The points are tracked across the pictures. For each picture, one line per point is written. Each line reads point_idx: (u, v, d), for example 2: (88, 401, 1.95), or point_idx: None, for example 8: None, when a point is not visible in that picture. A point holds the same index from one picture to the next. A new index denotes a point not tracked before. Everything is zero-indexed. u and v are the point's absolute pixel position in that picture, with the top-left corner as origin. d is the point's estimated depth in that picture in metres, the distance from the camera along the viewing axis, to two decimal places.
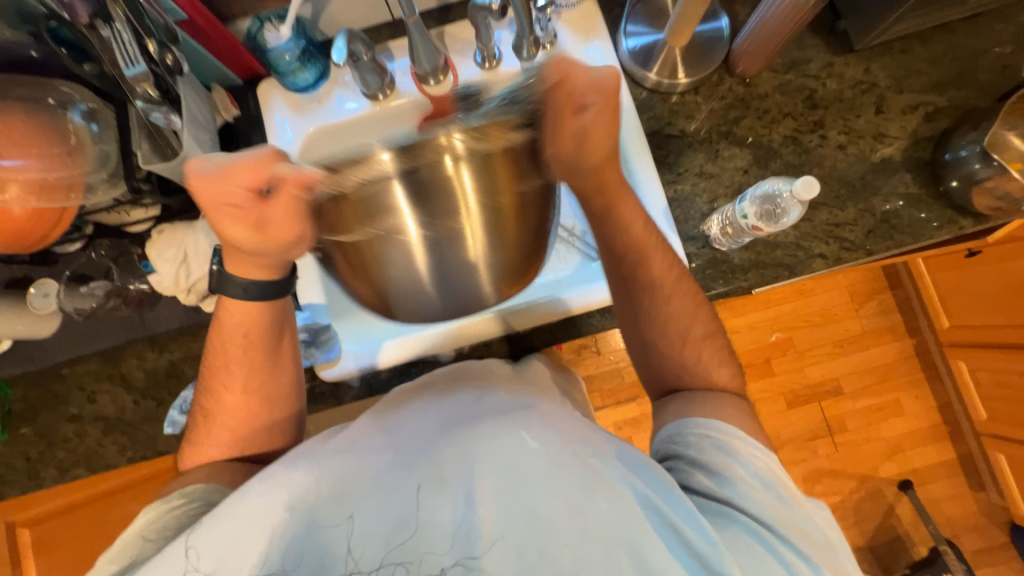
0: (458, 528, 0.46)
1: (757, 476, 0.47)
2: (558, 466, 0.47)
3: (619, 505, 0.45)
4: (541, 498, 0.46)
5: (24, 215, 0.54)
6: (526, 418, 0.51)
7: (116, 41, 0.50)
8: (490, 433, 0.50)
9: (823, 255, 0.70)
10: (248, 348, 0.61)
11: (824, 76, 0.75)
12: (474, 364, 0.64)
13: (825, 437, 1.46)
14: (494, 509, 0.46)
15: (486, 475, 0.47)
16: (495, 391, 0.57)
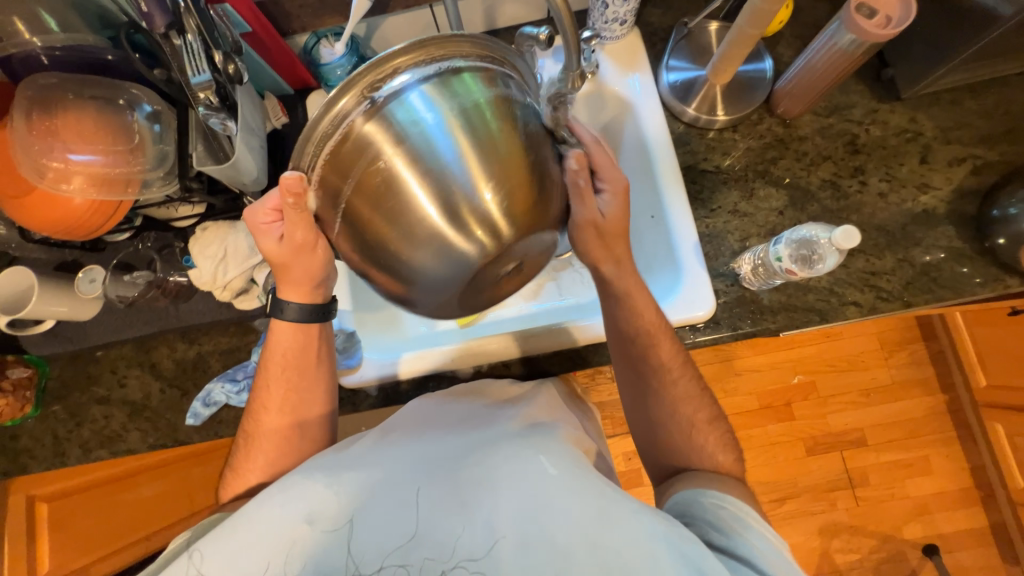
0: (476, 548, 0.47)
1: (771, 548, 0.47)
2: (576, 494, 0.48)
3: (636, 539, 0.45)
4: (557, 525, 0.47)
5: (83, 206, 0.58)
6: (543, 444, 0.53)
7: (187, 50, 0.54)
8: (510, 457, 0.51)
9: (858, 303, 0.68)
10: (286, 374, 0.62)
11: (867, 122, 0.74)
12: (491, 385, 0.65)
13: (846, 489, 1.39)
14: (512, 532, 0.47)
15: (506, 500, 0.48)
16: (511, 414, 0.58)
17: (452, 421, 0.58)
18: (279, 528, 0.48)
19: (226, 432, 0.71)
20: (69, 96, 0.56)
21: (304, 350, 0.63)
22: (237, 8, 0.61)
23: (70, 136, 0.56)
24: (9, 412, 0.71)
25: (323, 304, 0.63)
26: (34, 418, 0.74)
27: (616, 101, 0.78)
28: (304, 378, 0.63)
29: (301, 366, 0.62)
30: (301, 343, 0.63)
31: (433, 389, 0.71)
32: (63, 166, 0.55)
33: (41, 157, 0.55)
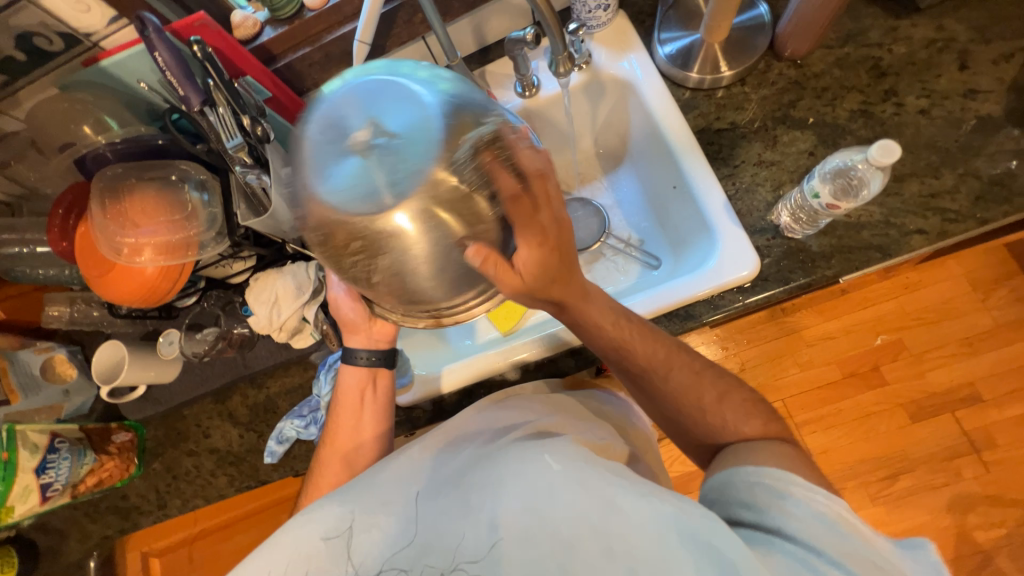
0: (475, 546, 0.43)
1: (816, 517, 0.39)
2: (586, 484, 0.43)
3: (646, 522, 0.40)
4: (566, 516, 0.42)
5: (154, 274, 0.65)
6: (555, 442, 0.49)
7: (219, 123, 0.61)
8: (518, 455, 0.48)
9: (922, 231, 0.62)
10: (347, 424, 0.64)
11: (888, 42, 0.69)
12: (517, 398, 0.61)
13: (967, 455, 1.22)
14: (516, 531, 0.42)
15: (512, 496, 0.44)
16: (526, 421, 0.56)
17: (466, 435, 0.56)
18: (308, 541, 0.47)
19: (301, 467, 0.75)
20: (132, 180, 0.65)
21: (361, 400, 0.65)
22: (257, 77, 0.69)
23: (137, 215, 0.64)
24: (117, 474, 0.78)
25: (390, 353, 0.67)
26: (139, 477, 0.81)
27: (615, 84, 0.78)
28: (360, 417, 0.65)
29: (356, 409, 0.65)
30: (360, 385, 0.66)
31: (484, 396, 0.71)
32: (135, 240, 0.64)
33: (115, 236, 0.64)
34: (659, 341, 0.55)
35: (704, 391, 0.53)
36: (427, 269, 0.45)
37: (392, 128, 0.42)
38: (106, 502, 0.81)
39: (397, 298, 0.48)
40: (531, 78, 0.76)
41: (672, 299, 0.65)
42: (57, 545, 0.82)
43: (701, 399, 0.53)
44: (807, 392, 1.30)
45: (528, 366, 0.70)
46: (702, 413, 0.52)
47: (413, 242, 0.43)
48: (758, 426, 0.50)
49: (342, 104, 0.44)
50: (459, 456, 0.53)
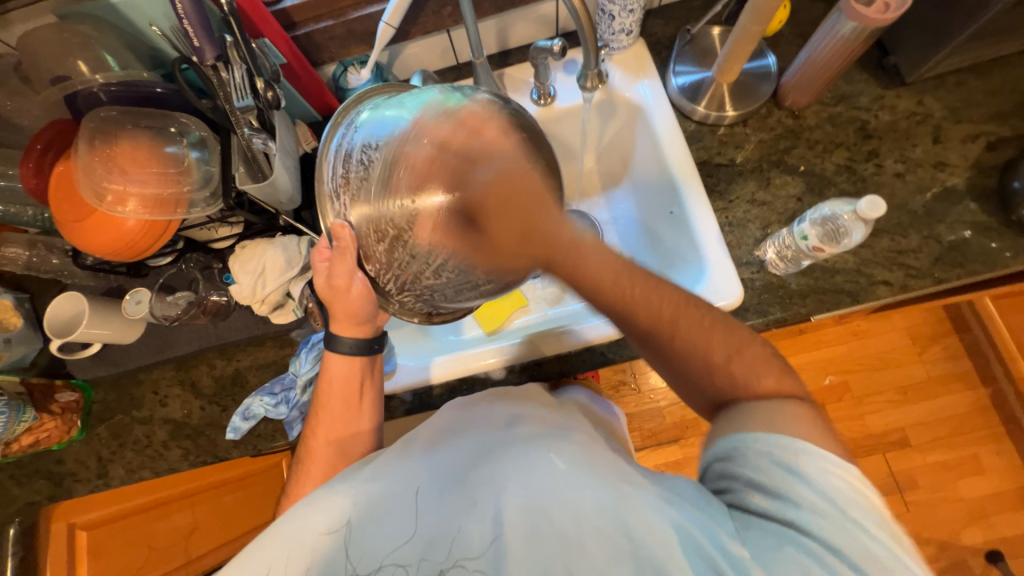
0: (479, 541, 0.45)
1: (826, 496, 0.41)
2: (590, 488, 0.45)
3: (652, 529, 0.42)
4: (569, 519, 0.44)
5: (136, 227, 0.61)
6: (558, 442, 0.50)
7: (233, 82, 0.59)
8: (521, 454, 0.49)
9: (888, 282, 0.68)
10: (336, 406, 0.62)
11: (875, 109, 0.76)
12: (518, 390, 0.60)
13: (893, 494, 1.32)
14: (522, 528, 0.44)
15: (516, 494, 0.46)
16: (529, 414, 0.55)
17: (466, 425, 0.55)
18: (304, 534, 0.46)
19: (264, 446, 0.72)
20: (125, 126, 0.61)
21: (352, 381, 0.63)
22: (273, 40, 0.66)
23: (127, 163, 0.61)
24: (56, 435, 0.73)
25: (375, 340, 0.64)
26: (79, 441, 0.75)
27: (627, 107, 0.81)
28: (352, 403, 0.63)
29: (350, 396, 0.63)
30: (349, 369, 0.63)
31: (467, 391, 0.71)
32: (121, 188, 0.60)
33: (100, 181, 0.60)
34: (664, 295, 0.50)
35: (710, 350, 0.50)
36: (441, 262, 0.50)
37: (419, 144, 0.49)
38: (38, 465, 0.75)
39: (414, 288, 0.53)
40: (548, 87, 0.78)
41: None
42: None
43: (712, 356, 0.50)
44: None
45: (514, 366, 0.71)
46: (695, 393, 0.52)
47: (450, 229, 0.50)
48: None
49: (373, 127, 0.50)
50: (460, 448, 0.52)
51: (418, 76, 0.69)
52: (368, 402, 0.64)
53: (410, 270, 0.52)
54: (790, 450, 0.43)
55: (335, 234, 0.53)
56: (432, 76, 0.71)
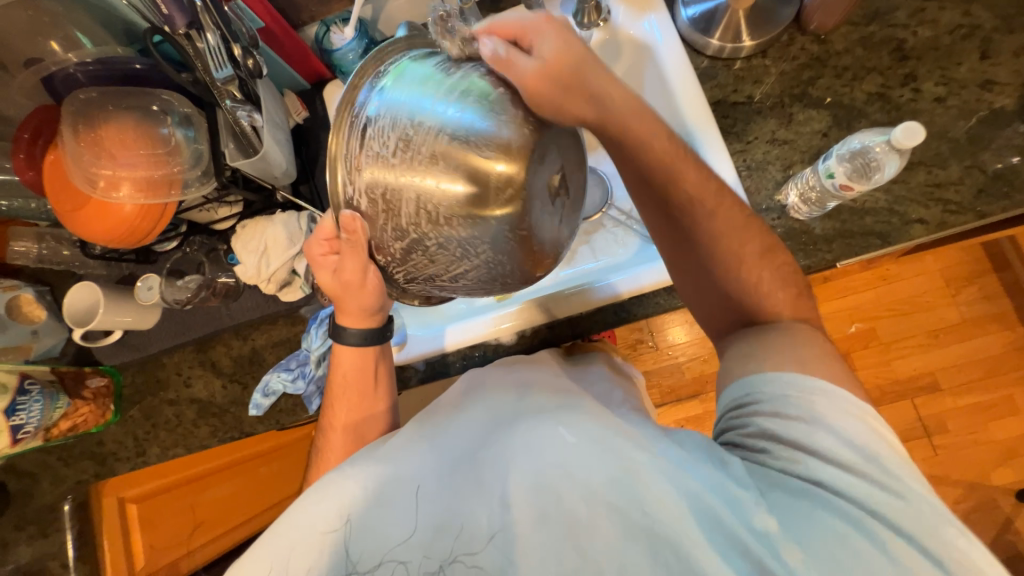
0: (486, 525, 0.44)
1: (845, 441, 0.40)
2: (598, 460, 0.43)
3: (665, 501, 0.40)
4: (579, 496, 0.42)
5: (132, 211, 0.60)
6: (565, 415, 0.48)
7: (210, 51, 0.55)
8: (527, 432, 0.47)
9: (923, 220, 0.63)
10: (349, 395, 0.62)
11: (914, 25, 0.67)
12: (511, 367, 0.59)
13: (920, 438, 1.30)
14: (528, 508, 0.43)
15: (525, 472, 0.45)
16: (531, 390, 0.54)
17: (475, 403, 0.55)
18: (310, 532, 0.46)
19: (287, 420, 0.74)
20: (109, 108, 0.60)
21: (365, 371, 0.63)
22: (249, 3, 0.62)
23: (116, 147, 0.59)
24: (92, 419, 0.76)
25: (382, 329, 0.62)
26: (115, 423, 0.79)
27: (633, 46, 0.74)
28: (365, 383, 0.63)
29: (362, 376, 0.62)
30: (358, 361, 0.62)
31: (479, 358, 0.70)
32: (113, 173, 0.59)
33: (90, 167, 0.59)
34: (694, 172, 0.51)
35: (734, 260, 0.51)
36: (471, 237, 0.43)
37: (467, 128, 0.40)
38: (82, 446, 0.79)
39: (440, 274, 0.46)
40: None
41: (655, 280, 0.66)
42: (29, 486, 0.81)
43: (744, 250, 0.51)
44: None
45: (525, 331, 0.69)
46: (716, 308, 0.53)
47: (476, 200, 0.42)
48: None
49: (413, 106, 0.41)
50: (469, 428, 0.53)
51: None
52: (383, 387, 0.64)
53: (431, 253, 0.45)
54: (803, 387, 0.42)
55: (345, 227, 0.46)
56: None
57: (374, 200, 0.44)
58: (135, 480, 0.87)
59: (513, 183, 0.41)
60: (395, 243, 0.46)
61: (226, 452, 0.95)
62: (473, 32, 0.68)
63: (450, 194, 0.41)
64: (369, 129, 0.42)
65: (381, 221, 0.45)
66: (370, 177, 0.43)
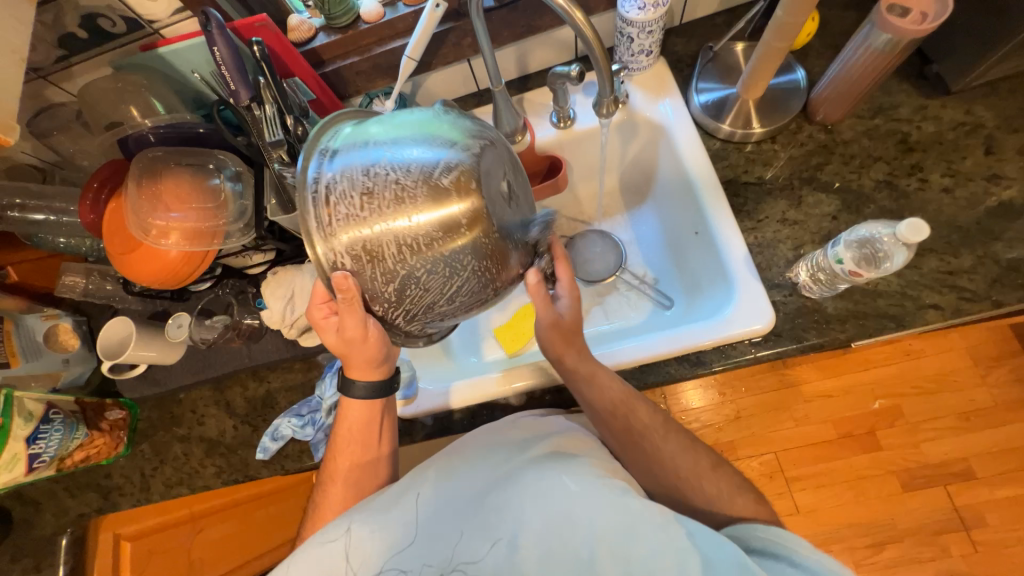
0: (489, 557, 0.47)
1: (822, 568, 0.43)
2: (604, 508, 0.45)
3: (664, 549, 0.42)
4: (583, 545, 0.45)
5: (177, 257, 0.65)
6: (568, 466, 0.49)
7: (265, 119, 0.62)
8: (532, 482, 0.49)
9: (938, 306, 0.63)
10: (352, 448, 0.63)
11: (917, 120, 0.71)
12: (524, 419, 0.59)
13: (958, 532, 1.19)
14: (535, 555, 0.46)
15: (532, 523, 0.47)
16: (542, 437, 0.56)
17: (482, 452, 0.55)
18: (316, 544, 0.51)
19: (291, 467, 0.74)
20: (170, 165, 0.66)
21: (369, 423, 0.63)
22: (304, 79, 0.71)
23: (171, 200, 0.65)
24: (105, 451, 0.77)
25: (388, 380, 0.63)
26: (125, 456, 0.80)
27: (649, 126, 0.80)
28: (369, 434, 0.64)
29: (367, 427, 0.63)
30: (362, 415, 0.63)
31: (486, 417, 0.70)
32: (165, 224, 0.64)
33: (146, 217, 0.64)
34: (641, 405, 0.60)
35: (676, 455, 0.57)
36: (453, 252, 0.45)
37: (423, 160, 0.43)
38: (89, 477, 0.80)
39: (426, 299, 0.47)
40: (567, 110, 0.79)
41: (667, 349, 0.66)
42: (31, 516, 0.81)
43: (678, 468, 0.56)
44: (801, 447, 1.25)
45: (535, 393, 0.70)
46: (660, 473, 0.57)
47: (449, 225, 0.44)
48: None
49: (361, 160, 0.44)
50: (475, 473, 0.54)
51: None
52: (387, 441, 0.65)
53: (417, 278, 0.45)
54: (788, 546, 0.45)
55: (337, 287, 0.45)
56: None
57: (352, 254, 0.44)
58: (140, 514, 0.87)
59: (472, 204, 0.44)
60: (383, 291, 0.46)
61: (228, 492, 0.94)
62: (502, 109, 0.74)
63: (426, 225, 0.43)
64: (323, 199, 0.43)
65: (363, 265, 0.45)
66: (346, 241, 0.43)
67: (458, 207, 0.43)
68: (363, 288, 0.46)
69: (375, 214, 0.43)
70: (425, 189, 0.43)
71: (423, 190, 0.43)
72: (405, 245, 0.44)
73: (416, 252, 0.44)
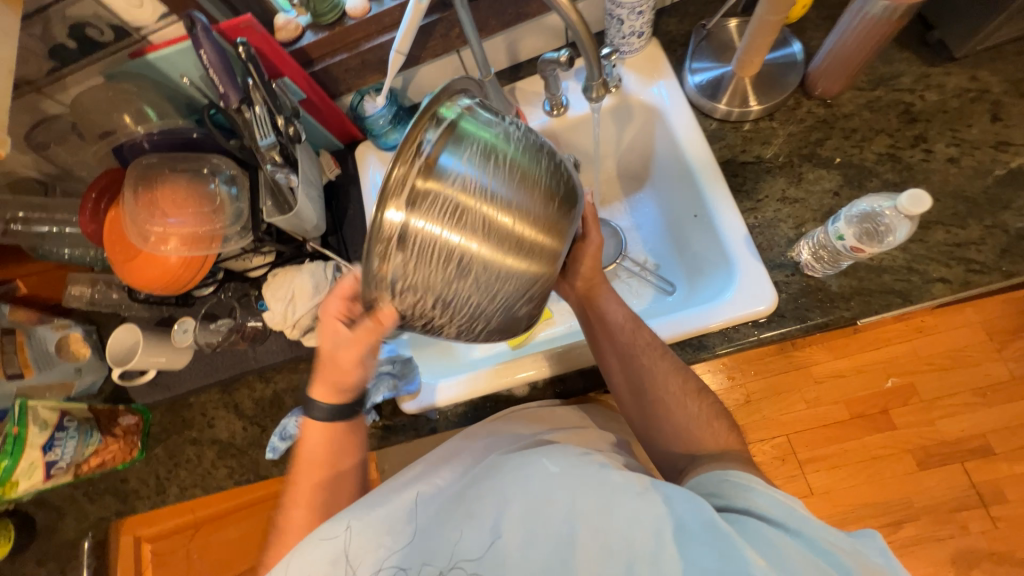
0: (477, 544, 0.48)
1: (778, 503, 0.45)
2: (581, 485, 0.47)
3: (639, 518, 0.44)
4: (564, 516, 0.47)
5: (177, 263, 0.66)
6: (548, 448, 0.53)
7: (256, 121, 0.62)
8: (516, 464, 0.52)
9: (945, 279, 0.61)
10: (318, 470, 0.62)
11: (920, 89, 0.69)
12: (517, 411, 0.64)
13: (976, 508, 1.18)
14: (518, 531, 0.47)
15: (515, 502, 0.49)
16: (533, 430, 0.60)
17: (467, 442, 0.60)
18: (314, 541, 0.51)
19: None
20: (165, 171, 0.67)
21: (333, 445, 0.62)
22: (295, 79, 0.71)
23: (168, 206, 0.65)
24: (120, 456, 0.79)
25: (350, 404, 0.62)
26: (140, 460, 0.81)
27: (644, 109, 0.79)
28: (333, 452, 0.62)
29: (333, 444, 0.62)
30: (326, 436, 0.62)
31: (490, 409, 0.71)
32: (162, 230, 0.65)
33: (144, 224, 0.65)
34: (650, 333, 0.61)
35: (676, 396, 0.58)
36: (518, 287, 0.43)
37: (524, 195, 0.42)
38: (107, 482, 0.82)
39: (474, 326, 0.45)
40: (560, 97, 0.77)
41: (658, 337, 0.66)
42: (54, 521, 0.83)
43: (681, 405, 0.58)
44: (812, 429, 1.23)
45: (537, 383, 0.69)
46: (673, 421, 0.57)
47: (529, 263, 0.43)
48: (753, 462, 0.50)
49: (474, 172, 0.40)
50: (460, 467, 0.57)
51: None
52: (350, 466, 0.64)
53: (466, 309, 0.43)
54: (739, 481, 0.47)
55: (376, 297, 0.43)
56: None
57: (411, 252, 0.39)
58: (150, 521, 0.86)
59: (553, 250, 0.44)
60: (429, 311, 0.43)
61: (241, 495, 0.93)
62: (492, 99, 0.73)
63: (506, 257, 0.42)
64: (422, 194, 0.38)
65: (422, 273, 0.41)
66: (417, 236, 0.39)
67: (539, 244, 0.43)
68: (412, 296, 0.42)
69: (461, 230, 0.40)
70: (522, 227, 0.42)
71: (523, 225, 0.42)
72: (472, 274, 0.41)
73: (480, 283, 0.42)
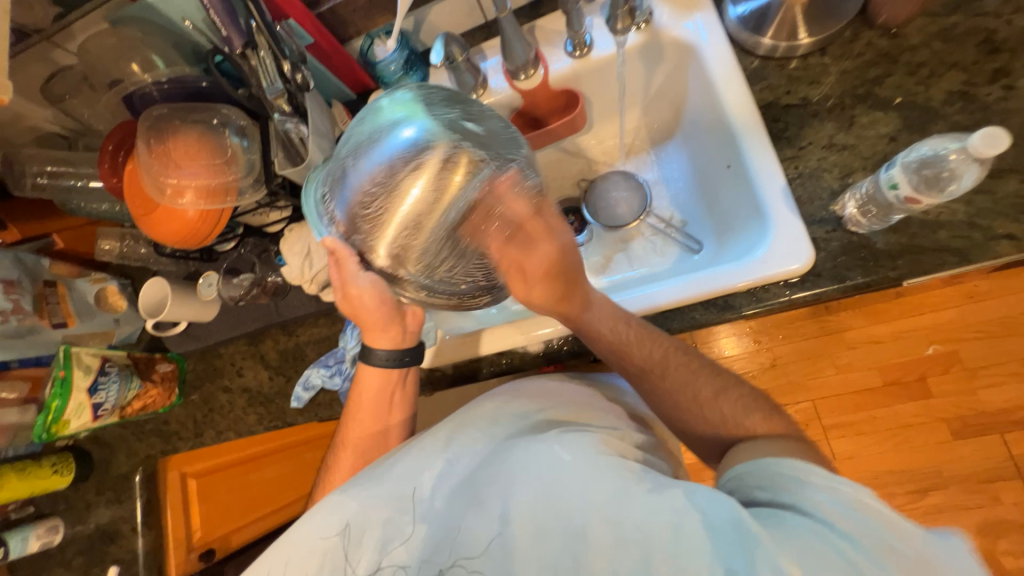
0: (483, 540, 0.44)
1: (843, 505, 0.34)
2: (596, 478, 0.42)
3: (655, 511, 0.38)
4: (574, 509, 0.42)
5: (194, 216, 0.66)
6: (563, 433, 0.48)
7: (260, 66, 0.59)
8: (524, 450, 0.47)
9: (1012, 236, 0.55)
10: (366, 418, 0.65)
11: (1008, 13, 0.60)
12: (530, 385, 0.60)
13: (1012, 480, 1.12)
14: (526, 523, 0.43)
15: (523, 490, 0.45)
16: (540, 407, 0.55)
17: (476, 418, 0.54)
18: (312, 538, 0.49)
19: (324, 414, 0.78)
20: (176, 122, 0.66)
21: (385, 397, 0.66)
22: (300, 22, 0.66)
23: (180, 157, 0.65)
24: (160, 400, 0.84)
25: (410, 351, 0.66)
26: (179, 405, 0.86)
27: (676, 48, 0.71)
28: (382, 401, 0.66)
29: (379, 397, 0.65)
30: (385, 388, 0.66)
31: (505, 365, 0.70)
32: (177, 182, 0.65)
33: (160, 176, 0.65)
34: (655, 343, 0.56)
35: (695, 390, 0.53)
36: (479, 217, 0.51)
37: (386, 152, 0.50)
38: (151, 424, 0.88)
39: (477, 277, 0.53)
40: (583, 35, 0.71)
41: (670, 299, 0.63)
42: (107, 456, 0.91)
43: (697, 394, 0.52)
44: (840, 396, 1.19)
45: (554, 342, 0.68)
46: (695, 434, 0.52)
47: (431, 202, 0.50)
48: (760, 423, 0.48)
49: (340, 192, 0.51)
50: (473, 449, 0.52)
51: (441, 38, 0.68)
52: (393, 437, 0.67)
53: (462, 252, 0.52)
54: (799, 469, 0.38)
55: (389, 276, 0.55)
56: (455, 37, 0.69)
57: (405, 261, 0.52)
58: (195, 457, 0.97)
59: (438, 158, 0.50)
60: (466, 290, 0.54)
61: (284, 437, 1.01)
62: (510, 38, 0.67)
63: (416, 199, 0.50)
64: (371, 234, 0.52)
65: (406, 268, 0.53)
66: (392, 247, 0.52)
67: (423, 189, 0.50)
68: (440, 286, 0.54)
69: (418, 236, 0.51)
70: (416, 181, 0.50)
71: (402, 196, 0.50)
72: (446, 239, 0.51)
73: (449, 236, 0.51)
